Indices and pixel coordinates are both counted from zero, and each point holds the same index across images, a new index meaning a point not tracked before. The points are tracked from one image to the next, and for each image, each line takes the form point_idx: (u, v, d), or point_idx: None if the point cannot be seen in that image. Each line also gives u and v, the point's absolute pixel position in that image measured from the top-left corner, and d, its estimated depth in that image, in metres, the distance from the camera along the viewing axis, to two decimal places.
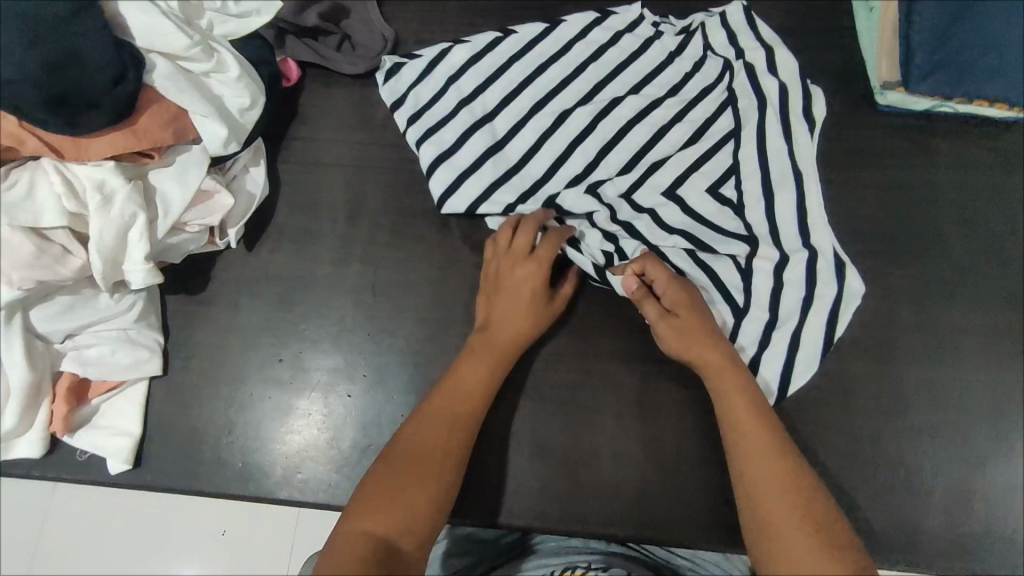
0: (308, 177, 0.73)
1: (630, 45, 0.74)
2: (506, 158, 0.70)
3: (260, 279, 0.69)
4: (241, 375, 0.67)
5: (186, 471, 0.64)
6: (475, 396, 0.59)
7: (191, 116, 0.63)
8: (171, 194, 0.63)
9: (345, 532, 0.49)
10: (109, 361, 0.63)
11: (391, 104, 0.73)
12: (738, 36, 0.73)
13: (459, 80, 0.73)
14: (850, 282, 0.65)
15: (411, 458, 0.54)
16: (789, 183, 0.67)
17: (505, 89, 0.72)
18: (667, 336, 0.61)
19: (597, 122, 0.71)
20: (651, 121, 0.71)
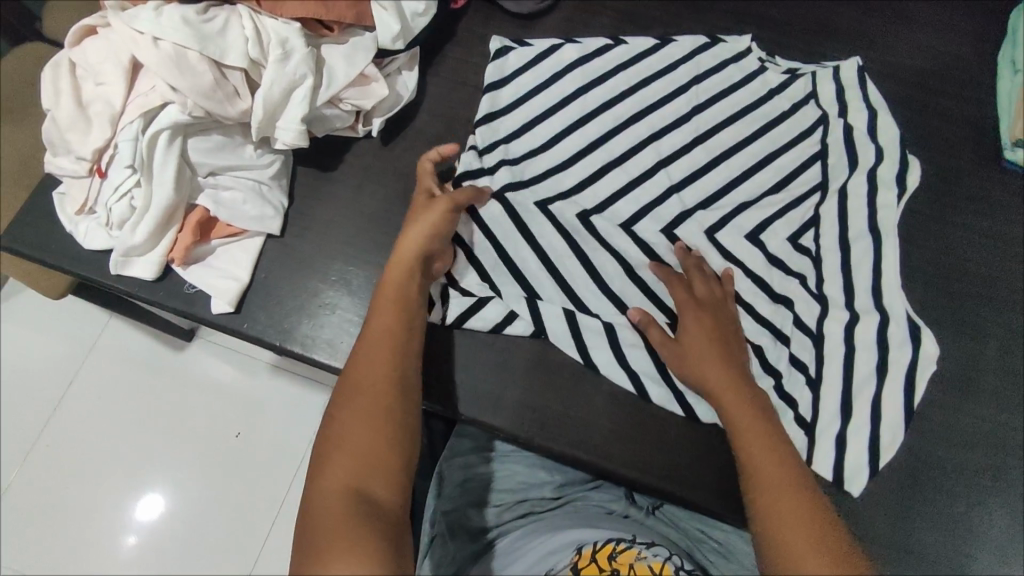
0: (452, 93, 0.76)
1: (733, 74, 0.76)
2: (593, 165, 0.72)
3: (388, 173, 0.72)
4: (349, 256, 0.69)
5: (280, 329, 0.66)
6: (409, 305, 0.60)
7: (371, 5, 0.68)
8: (338, 70, 0.66)
9: (327, 495, 0.51)
10: (239, 207, 0.66)
11: (490, 83, 0.74)
12: (846, 92, 0.77)
13: (560, 78, 0.75)
14: (924, 348, 0.67)
15: (366, 389, 0.56)
16: (868, 222, 0.71)
17: (607, 93, 0.74)
18: (688, 355, 0.62)
19: (692, 155, 0.73)
20: (742, 159, 0.73)
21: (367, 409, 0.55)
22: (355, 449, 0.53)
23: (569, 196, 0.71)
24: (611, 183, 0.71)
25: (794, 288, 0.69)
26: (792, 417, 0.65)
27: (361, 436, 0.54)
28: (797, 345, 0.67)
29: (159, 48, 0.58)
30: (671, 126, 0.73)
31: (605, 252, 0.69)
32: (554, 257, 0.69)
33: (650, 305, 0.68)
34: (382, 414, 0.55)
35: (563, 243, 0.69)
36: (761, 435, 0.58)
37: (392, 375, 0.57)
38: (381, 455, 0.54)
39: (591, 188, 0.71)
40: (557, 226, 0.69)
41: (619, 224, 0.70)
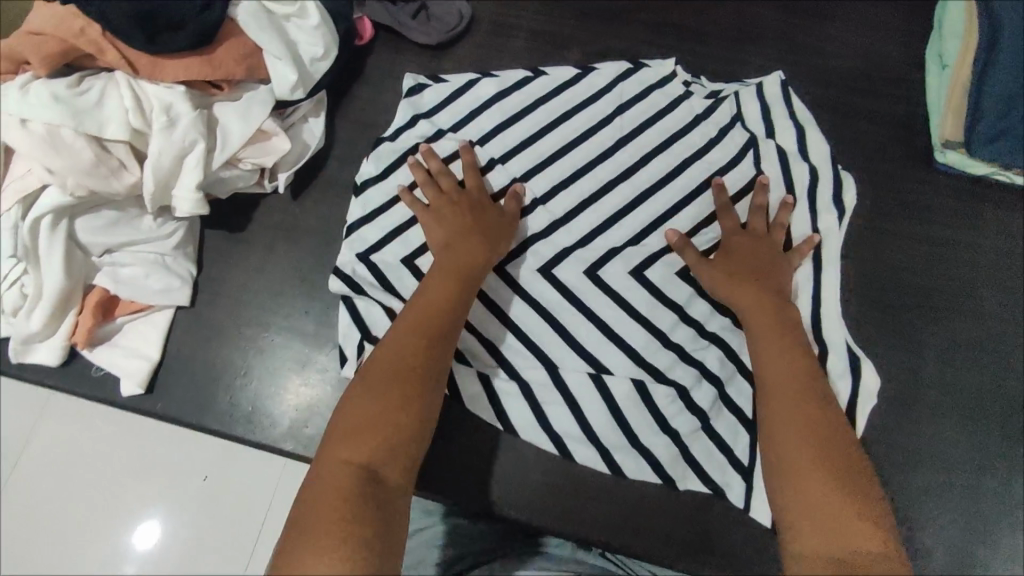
0: (363, 137, 0.73)
1: (659, 100, 0.74)
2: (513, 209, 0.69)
3: (300, 228, 0.69)
4: (264, 320, 0.66)
5: (196, 406, 0.63)
6: (454, 274, 0.61)
7: (264, 57, 0.64)
8: (233, 130, 0.63)
9: (330, 462, 0.49)
10: (141, 283, 0.63)
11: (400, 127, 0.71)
12: (772, 112, 0.74)
13: (475, 118, 0.72)
14: (867, 382, 0.65)
15: (400, 369, 0.55)
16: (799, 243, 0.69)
17: (529, 130, 0.72)
18: (741, 289, 0.63)
19: (619, 187, 0.70)
20: (664, 198, 0.70)
21: (392, 383, 0.54)
22: (371, 426, 0.51)
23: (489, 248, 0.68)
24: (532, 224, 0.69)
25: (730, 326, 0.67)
26: (727, 463, 0.64)
27: (377, 412, 0.52)
28: (734, 389, 0.65)
29: (30, 129, 0.55)
30: (596, 160, 0.71)
31: (533, 301, 0.68)
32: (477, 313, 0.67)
33: (579, 357, 0.66)
34: (407, 390, 0.54)
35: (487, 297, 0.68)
36: (784, 381, 0.58)
37: (430, 351, 0.57)
38: (400, 437, 0.52)
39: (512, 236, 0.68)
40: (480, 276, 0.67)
41: (540, 270, 0.68)
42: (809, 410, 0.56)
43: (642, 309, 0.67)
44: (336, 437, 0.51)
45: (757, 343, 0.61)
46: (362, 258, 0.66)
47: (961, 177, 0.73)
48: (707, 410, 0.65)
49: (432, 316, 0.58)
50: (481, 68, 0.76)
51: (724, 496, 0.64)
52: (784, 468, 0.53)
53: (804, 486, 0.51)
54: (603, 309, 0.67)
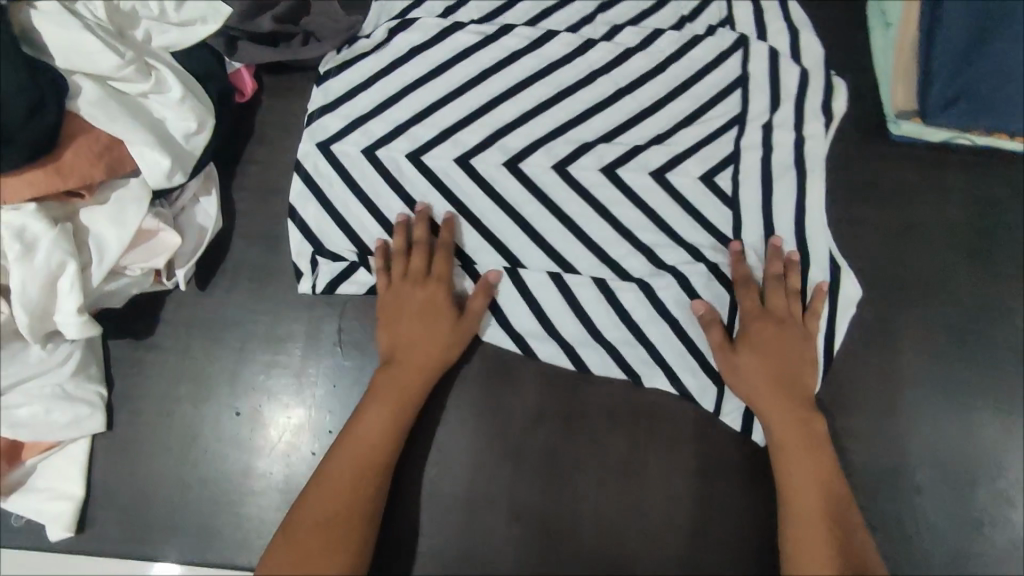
0: (266, 206, 0.66)
1: (642, 6, 0.70)
2: (483, 160, 0.65)
3: (214, 320, 0.63)
4: (195, 428, 0.61)
5: (134, 537, 0.59)
6: (421, 365, 0.58)
7: (126, 146, 0.56)
8: (107, 237, 0.56)
9: (281, 542, 0.53)
10: (43, 420, 0.57)
11: (343, 98, 0.66)
12: (763, 15, 0.69)
13: (439, 73, 0.66)
14: (842, 282, 0.64)
15: (342, 481, 0.55)
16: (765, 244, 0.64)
17: (499, 77, 0.67)
18: (770, 339, 0.58)
19: (585, 92, 0.67)
20: (640, 99, 0.67)
21: (339, 495, 0.54)
22: (310, 547, 0.52)
23: (442, 138, 0.65)
24: (474, 133, 0.65)
25: (701, 224, 0.64)
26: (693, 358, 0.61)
27: (313, 535, 0.52)
28: (701, 283, 0.62)
29: None
30: (562, 62, 0.67)
31: (485, 199, 0.64)
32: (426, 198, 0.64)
33: (546, 386, 0.62)
34: (349, 498, 0.54)
35: (437, 186, 0.64)
36: (803, 433, 0.56)
37: (387, 433, 0.57)
38: (332, 567, 0.52)
39: (453, 138, 0.65)
40: (436, 163, 0.65)
41: (481, 179, 0.65)
42: (808, 448, 0.56)
43: (596, 194, 0.64)
44: (293, 522, 0.54)
45: (781, 455, 0.56)
46: (321, 148, 0.65)
47: (918, 146, 0.67)
48: (675, 307, 0.62)
49: (392, 396, 0.57)
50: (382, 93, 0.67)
51: (693, 399, 0.61)
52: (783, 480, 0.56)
53: (796, 541, 0.53)
54: (550, 228, 0.64)
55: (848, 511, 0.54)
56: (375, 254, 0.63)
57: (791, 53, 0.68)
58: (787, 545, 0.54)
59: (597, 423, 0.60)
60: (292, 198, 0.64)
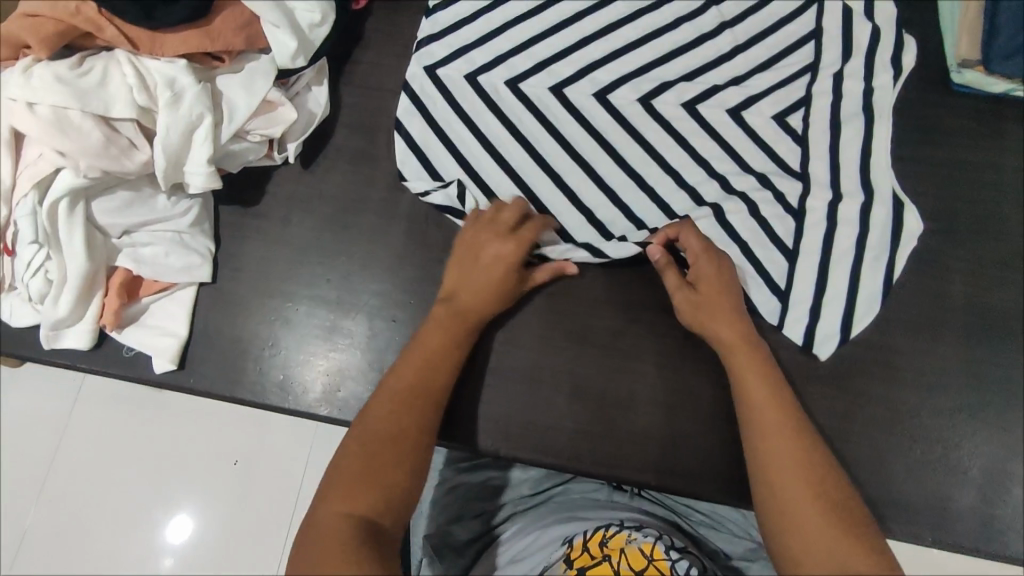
0: (368, 102, 0.72)
1: None
2: (573, 93, 0.71)
3: (314, 196, 0.69)
4: (289, 288, 0.67)
5: (227, 378, 0.65)
6: (476, 313, 0.61)
7: (263, 26, 0.63)
8: (238, 100, 0.62)
9: (339, 466, 0.51)
10: (163, 261, 0.64)
11: (449, 25, 0.72)
12: None
13: (538, 11, 0.72)
14: (907, 217, 0.66)
15: (399, 395, 0.55)
16: (828, 175, 0.68)
17: (594, 21, 0.72)
18: (708, 305, 0.60)
19: (670, 35, 0.72)
20: (719, 46, 0.72)
21: (399, 401, 0.55)
22: (377, 450, 0.52)
23: (540, 68, 0.71)
24: (567, 67, 0.71)
25: (773, 162, 0.69)
26: (758, 277, 0.66)
27: (381, 438, 0.53)
28: (768, 210, 0.67)
29: (37, 112, 0.55)
30: (650, 8, 0.72)
31: (573, 124, 0.70)
32: (521, 119, 0.70)
33: (613, 287, 0.66)
34: (410, 409, 0.55)
35: (532, 109, 0.70)
36: (770, 400, 0.55)
37: (444, 359, 0.59)
38: (400, 468, 0.52)
39: (548, 69, 0.71)
40: (532, 90, 0.71)
41: (572, 106, 0.70)
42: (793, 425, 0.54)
43: (675, 128, 0.70)
44: (349, 444, 0.53)
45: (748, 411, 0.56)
46: (428, 71, 0.71)
47: (980, 98, 0.70)
48: (742, 231, 0.66)
49: (445, 332, 0.59)
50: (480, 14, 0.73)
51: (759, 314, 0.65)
52: (756, 457, 0.53)
53: (784, 509, 0.50)
54: (631, 155, 0.69)
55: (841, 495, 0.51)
56: (467, 164, 0.69)
57: (866, 10, 0.71)
58: (776, 524, 0.50)
59: (658, 318, 0.65)
60: (398, 113, 0.70)
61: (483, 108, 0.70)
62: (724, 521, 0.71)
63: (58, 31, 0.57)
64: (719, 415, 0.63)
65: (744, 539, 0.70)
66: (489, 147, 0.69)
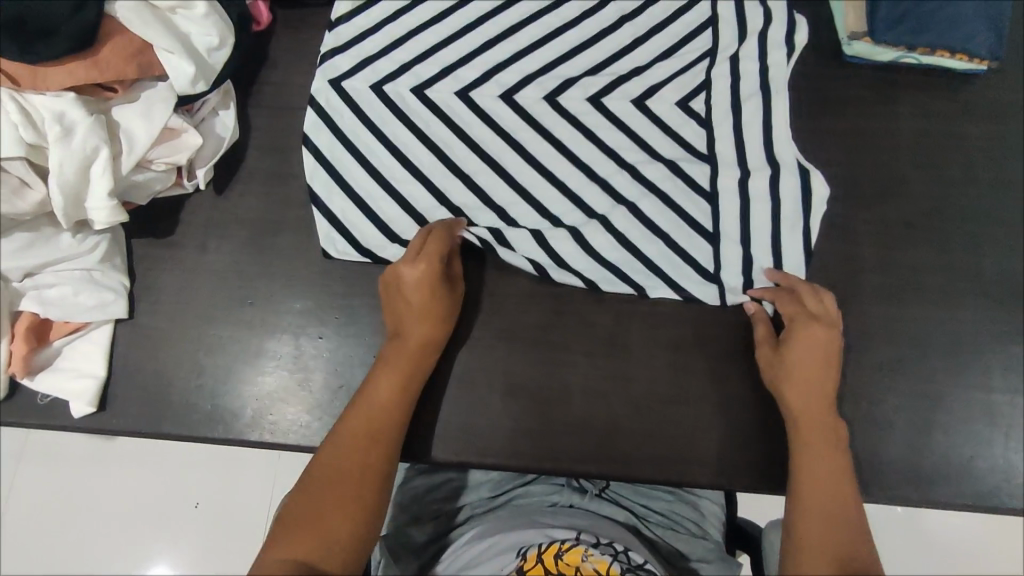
0: (278, 121, 0.71)
1: None
2: (479, 95, 0.71)
3: (229, 221, 0.68)
4: (211, 315, 0.65)
5: (152, 414, 0.62)
6: (412, 352, 0.60)
7: (156, 53, 0.62)
8: (136, 130, 0.61)
9: (287, 523, 0.49)
10: (72, 301, 0.61)
11: (352, 40, 0.72)
12: None
13: (439, 20, 0.73)
14: (814, 184, 0.68)
15: (352, 444, 0.54)
16: (736, 151, 0.69)
17: (495, 24, 0.73)
18: (811, 350, 0.60)
19: (571, 32, 0.73)
20: (620, 39, 0.73)
21: (368, 435, 0.55)
22: (337, 486, 0.51)
23: (445, 74, 0.71)
24: (471, 70, 0.72)
25: (682, 148, 0.70)
26: (678, 261, 0.67)
27: (339, 475, 0.52)
28: (681, 196, 0.68)
29: None
30: (550, 7, 0.74)
31: (481, 126, 0.70)
32: (429, 124, 0.70)
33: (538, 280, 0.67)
34: (375, 446, 0.55)
35: (440, 113, 0.70)
36: (832, 471, 0.55)
37: (395, 397, 0.58)
38: (359, 498, 0.51)
39: (453, 73, 0.71)
40: (439, 95, 0.71)
41: (478, 108, 0.71)
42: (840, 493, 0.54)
43: (581, 121, 0.71)
44: (300, 497, 0.51)
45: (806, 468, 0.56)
46: (334, 85, 0.71)
47: (869, 67, 0.74)
48: (658, 218, 0.67)
49: (400, 375, 0.59)
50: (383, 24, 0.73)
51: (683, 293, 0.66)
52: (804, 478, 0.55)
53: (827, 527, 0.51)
54: (540, 153, 0.70)
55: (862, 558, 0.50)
56: (382, 175, 0.68)
57: None
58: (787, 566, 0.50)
59: (585, 307, 0.66)
60: (306, 128, 0.70)
61: (391, 119, 0.70)
62: (677, 515, 0.72)
63: None
64: (652, 396, 0.64)
65: (703, 539, 0.69)
66: (400, 155, 0.69)
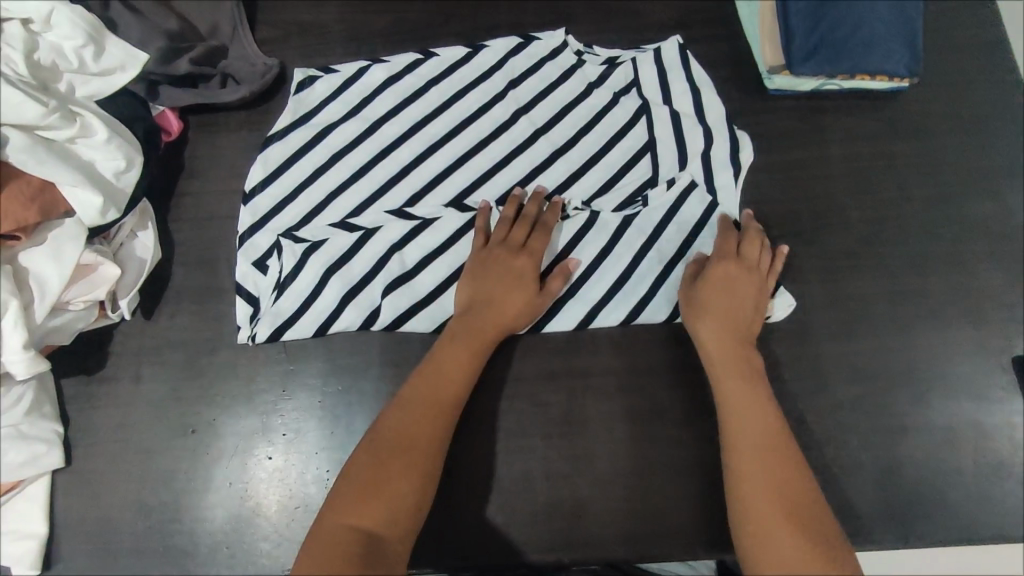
0: (201, 232, 0.69)
1: (551, 73, 0.74)
2: (408, 258, 0.66)
3: (161, 345, 0.65)
4: (150, 451, 0.62)
5: (101, 566, 0.60)
6: (464, 367, 0.59)
7: (59, 188, 0.60)
8: (47, 274, 0.58)
9: (328, 527, 0.50)
10: (0, 462, 0.57)
11: (273, 205, 0.69)
12: (669, 75, 0.74)
13: (365, 173, 0.70)
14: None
15: (398, 435, 0.55)
16: (679, 232, 0.68)
17: (425, 175, 0.70)
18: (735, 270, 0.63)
19: (502, 173, 0.70)
20: (554, 175, 0.70)
21: (409, 452, 0.54)
22: (370, 507, 0.51)
23: (365, 237, 0.66)
24: (395, 227, 0.67)
25: (632, 289, 0.66)
26: (637, 396, 0.64)
27: (369, 496, 0.52)
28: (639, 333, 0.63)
29: None
30: (478, 148, 0.71)
31: (410, 286, 0.65)
32: (357, 296, 0.65)
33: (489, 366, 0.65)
34: (419, 461, 0.54)
35: (367, 284, 0.65)
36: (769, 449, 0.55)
37: (456, 377, 0.59)
38: (404, 502, 0.52)
39: (383, 271, 0.66)
40: (365, 261, 0.66)
41: (408, 269, 0.66)
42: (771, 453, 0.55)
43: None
44: (338, 498, 0.52)
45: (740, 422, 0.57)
46: (260, 265, 0.67)
47: (792, 97, 0.73)
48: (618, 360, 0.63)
49: (462, 356, 0.59)
50: (302, 120, 0.72)
51: (642, 371, 0.65)
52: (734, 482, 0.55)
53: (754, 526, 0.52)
54: None
55: (815, 518, 0.52)
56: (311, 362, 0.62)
57: (683, 67, 0.74)
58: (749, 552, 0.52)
59: (541, 387, 0.64)
60: (238, 278, 0.66)
61: (315, 293, 0.65)
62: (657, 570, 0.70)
63: None
64: (615, 470, 0.62)
65: None
66: (327, 332, 0.64)
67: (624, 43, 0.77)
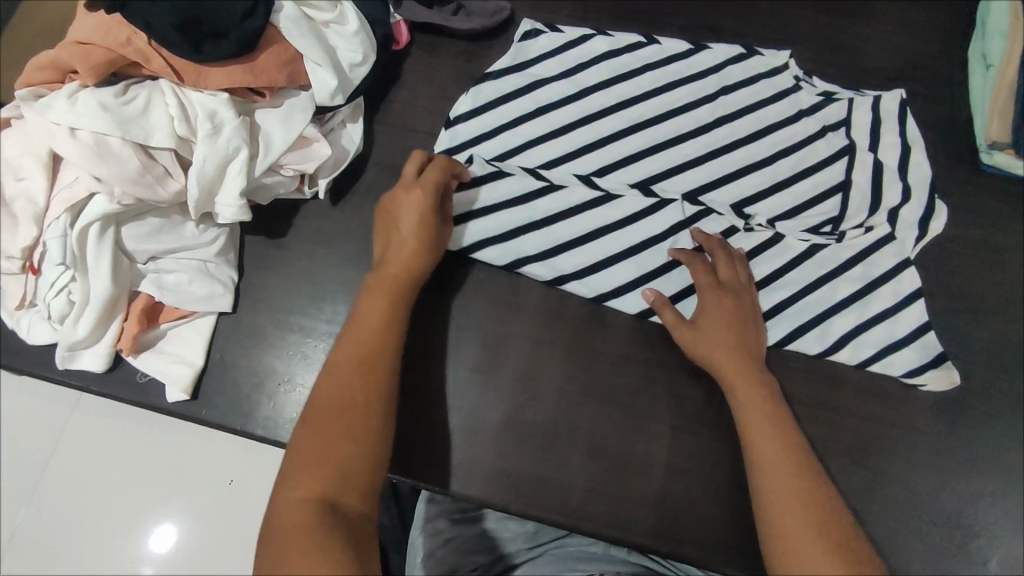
0: (400, 142, 0.73)
1: (765, 90, 0.74)
2: (584, 224, 0.68)
3: (339, 232, 0.69)
4: (306, 323, 0.66)
5: (239, 412, 0.64)
6: (375, 327, 0.58)
7: (304, 62, 0.64)
8: (273, 134, 0.63)
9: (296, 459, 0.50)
10: (185, 289, 0.63)
11: (469, 137, 0.71)
12: (883, 124, 0.73)
13: (563, 132, 0.72)
14: (929, 334, 0.65)
15: (361, 375, 0.55)
16: (857, 278, 0.67)
17: (618, 151, 0.71)
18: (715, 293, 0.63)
19: (692, 171, 0.71)
20: (743, 188, 0.70)
21: (352, 380, 0.54)
22: (328, 445, 0.50)
23: (548, 190, 0.68)
24: (578, 191, 0.69)
25: (790, 318, 0.66)
26: None
27: (337, 418, 0.52)
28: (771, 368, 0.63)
29: (78, 138, 0.56)
30: (676, 140, 0.72)
31: (580, 251, 0.68)
32: (528, 244, 0.68)
33: (634, 345, 0.67)
34: (364, 383, 0.54)
35: (541, 236, 0.68)
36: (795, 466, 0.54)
37: (369, 329, 0.58)
38: (360, 449, 0.51)
39: (559, 227, 0.68)
40: (544, 212, 0.68)
41: (580, 234, 0.68)
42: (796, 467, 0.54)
43: (686, 288, 0.67)
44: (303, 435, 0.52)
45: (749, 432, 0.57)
46: None
47: (1005, 180, 0.71)
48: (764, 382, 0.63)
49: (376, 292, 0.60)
50: (517, 65, 0.74)
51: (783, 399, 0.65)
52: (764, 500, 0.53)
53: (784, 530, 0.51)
54: (637, 303, 0.67)
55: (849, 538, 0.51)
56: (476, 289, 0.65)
57: (898, 118, 0.73)
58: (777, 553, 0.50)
59: (680, 381, 0.66)
60: None
61: (490, 228, 0.68)
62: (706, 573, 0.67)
63: (106, 60, 0.57)
64: (732, 483, 0.63)
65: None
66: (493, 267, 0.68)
67: (842, 81, 0.76)
